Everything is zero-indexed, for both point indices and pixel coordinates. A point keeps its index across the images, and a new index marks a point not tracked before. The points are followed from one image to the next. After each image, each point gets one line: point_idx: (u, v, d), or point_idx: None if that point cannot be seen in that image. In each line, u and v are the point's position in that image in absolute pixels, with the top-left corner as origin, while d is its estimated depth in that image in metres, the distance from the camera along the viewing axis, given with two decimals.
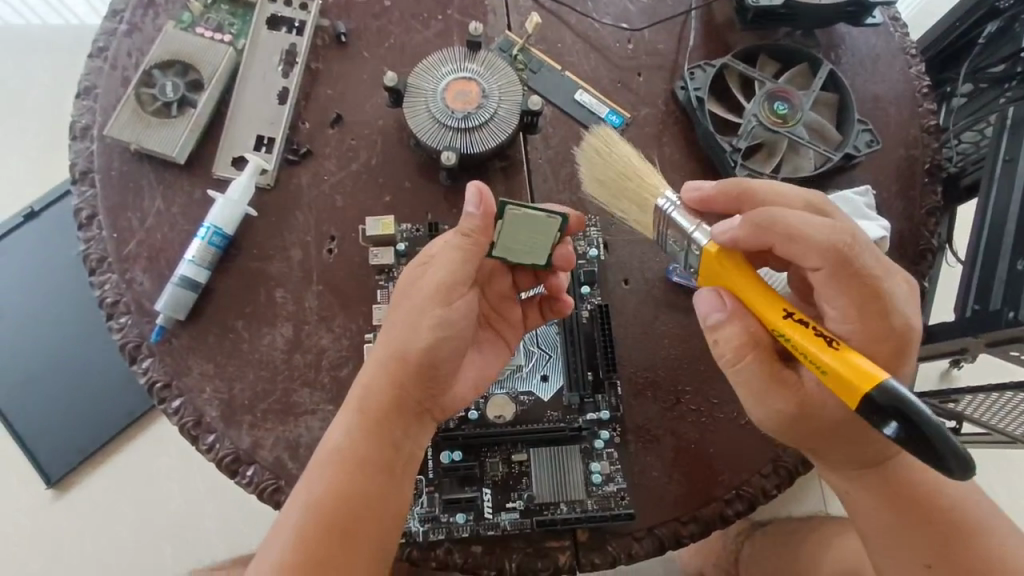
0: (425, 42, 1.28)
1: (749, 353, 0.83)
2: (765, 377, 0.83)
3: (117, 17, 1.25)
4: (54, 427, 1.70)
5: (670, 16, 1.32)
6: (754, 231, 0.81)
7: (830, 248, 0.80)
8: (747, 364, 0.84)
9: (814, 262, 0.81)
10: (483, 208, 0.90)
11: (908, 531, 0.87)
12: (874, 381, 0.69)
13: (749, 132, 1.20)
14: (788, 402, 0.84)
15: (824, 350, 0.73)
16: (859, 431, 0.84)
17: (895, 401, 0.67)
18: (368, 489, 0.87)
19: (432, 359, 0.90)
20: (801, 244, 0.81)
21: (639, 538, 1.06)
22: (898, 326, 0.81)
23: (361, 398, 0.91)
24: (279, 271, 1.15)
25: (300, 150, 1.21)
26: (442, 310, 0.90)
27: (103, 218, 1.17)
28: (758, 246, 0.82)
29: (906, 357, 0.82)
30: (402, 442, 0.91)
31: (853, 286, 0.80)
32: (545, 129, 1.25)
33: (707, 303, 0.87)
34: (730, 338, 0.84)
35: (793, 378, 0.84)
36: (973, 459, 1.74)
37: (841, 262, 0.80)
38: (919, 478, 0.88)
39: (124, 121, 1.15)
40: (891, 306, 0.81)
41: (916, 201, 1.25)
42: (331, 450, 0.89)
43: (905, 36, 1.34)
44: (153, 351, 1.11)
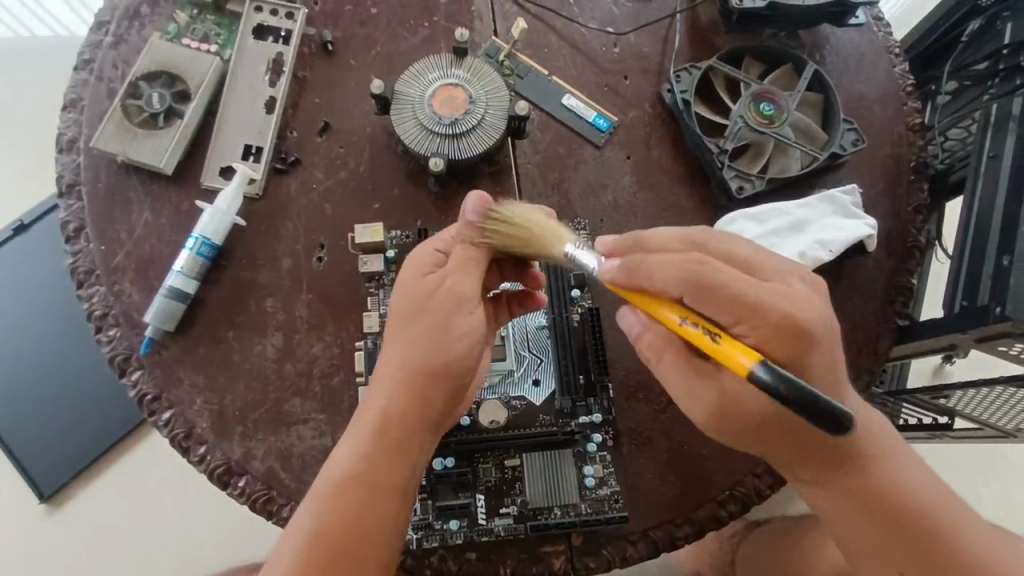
0: (412, 49, 1.28)
1: (666, 351, 0.90)
2: (688, 376, 0.88)
3: (103, 29, 1.25)
4: (47, 442, 1.69)
5: (656, 19, 1.33)
6: (626, 271, 0.85)
7: (677, 274, 0.82)
8: (665, 361, 0.90)
9: (676, 292, 0.83)
10: (484, 207, 0.93)
11: (881, 535, 0.85)
12: (749, 368, 0.74)
13: (736, 133, 1.20)
14: (711, 395, 0.87)
15: (710, 343, 0.79)
16: (785, 423, 0.85)
17: (775, 380, 0.72)
18: (378, 513, 0.87)
19: (450, 376, 0.90)
20: (658, 276, 0.83)
21: (634, 541, 1.06)
22: (781, 315, 0.80)
23: (379, 420, 0.89)
24: (269, 280, 1.15)
25: (288, 158, 1.21)
26: (470, 322, 0.91)
27: (91, 230, 1.16)
28: (636, 285, 0.85)
29: (807, 349, 0.81)
30: (416, 462, 0.91)
31: (718, 298, 0.81)
32: (533, 134, 1.26)
33: (627, 320, 0.94)
34: (652, 340, 0.91)
35: (718, 374, 0.86)
36: (966, 453, 1.75)
37: (696, 282, 0.81)
38: (891, 481, 0.87)
39: (110, 133, 1.15)
40: (761, 303, 0.81)
41: (903, 199, 1.25)
42: (345, 467, 0.88)
43: (888, 35, 1.35)
44: (142, 364, 1.11)
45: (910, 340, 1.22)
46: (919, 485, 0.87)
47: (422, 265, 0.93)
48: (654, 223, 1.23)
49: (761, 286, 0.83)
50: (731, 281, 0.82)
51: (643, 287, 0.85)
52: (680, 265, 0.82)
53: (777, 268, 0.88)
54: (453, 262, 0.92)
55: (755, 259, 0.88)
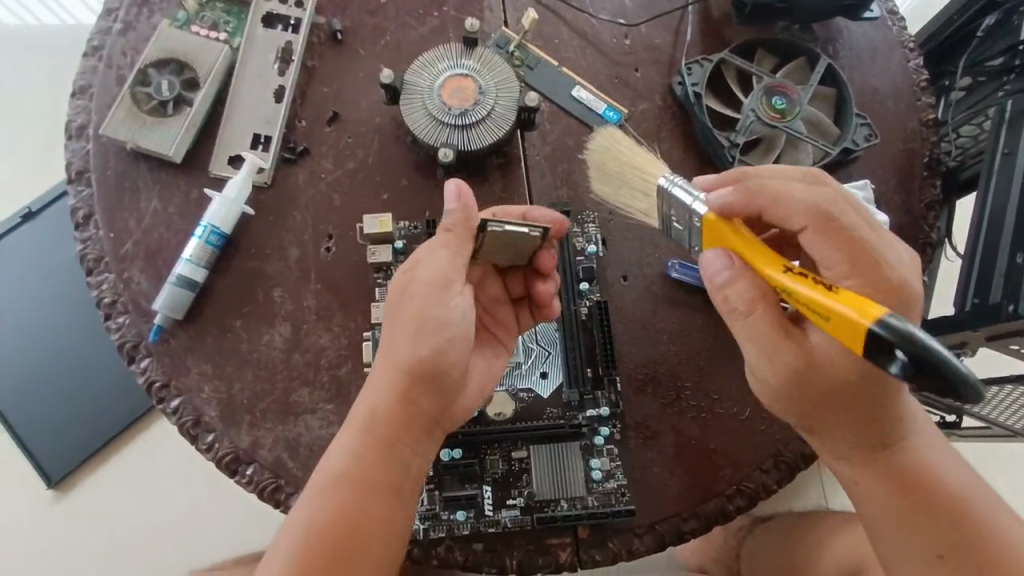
0: (422, 39, 1.27)
1: (760, 304, 0.84)
2: (774, 332, 0.83)
3: (112, 16, 1.24)
4: (54, 429, 1.70)
5: (667, 11, 1.32)
6: (743, 196, 0.87)
7: (815, 205, 0.84)
8: (757, 316, 0.83)
9: (803, 221, 0.84)
10: (458, 204, 0.93)
11: (918, 518, 0.83)
12: (871, 321, 0.69)
13: (748, 127, 1.20)
14: (793, 354, 0.82)
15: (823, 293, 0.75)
16: (869, 393, 0.83)
17: (895, 333, 0.66)
18: (368, 510, 0.86)
19: (434, 370, 0.89)
20: (785, 205, 0.85)
21: (639, 534, 1.06)
22: (898, 279, 0.81)
23: (364, 415, 0.89)
24: (277, 270, 1.15)
25: (297, 148, 1.20)
26: (441, 309, 0.89)
27: (100, 218, 1.16)
28: (752, 209, 0.87)
29: (906, 315, 0.80)
30: (409, 458, 0.90)
31: (844, 236, 0.83)
32: (543, 125, 1.25)
33: (712, 263, 0.86)
34: (739, 294, 0.84)
35: (806, 338, 0.83)
36: (973, 452, 1.75)
37: (825, 215, 0.83)
38: (925, 465, 0.86)
39: (119, 120, 1.15)
40: (885, 260, 0.82)
41: (915, 194, 1.24)
42: (332, 470, 0.87)
43: (903, 29, 1.34)
44: (151, 351, 1.11)
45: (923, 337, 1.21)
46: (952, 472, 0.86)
47: (404, 265, 0.95)
48: None
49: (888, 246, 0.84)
50: (860, 231, 0.83)
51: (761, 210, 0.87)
52: (823, 202, 0.84)
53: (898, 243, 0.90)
54: (435, 257, 0.92)
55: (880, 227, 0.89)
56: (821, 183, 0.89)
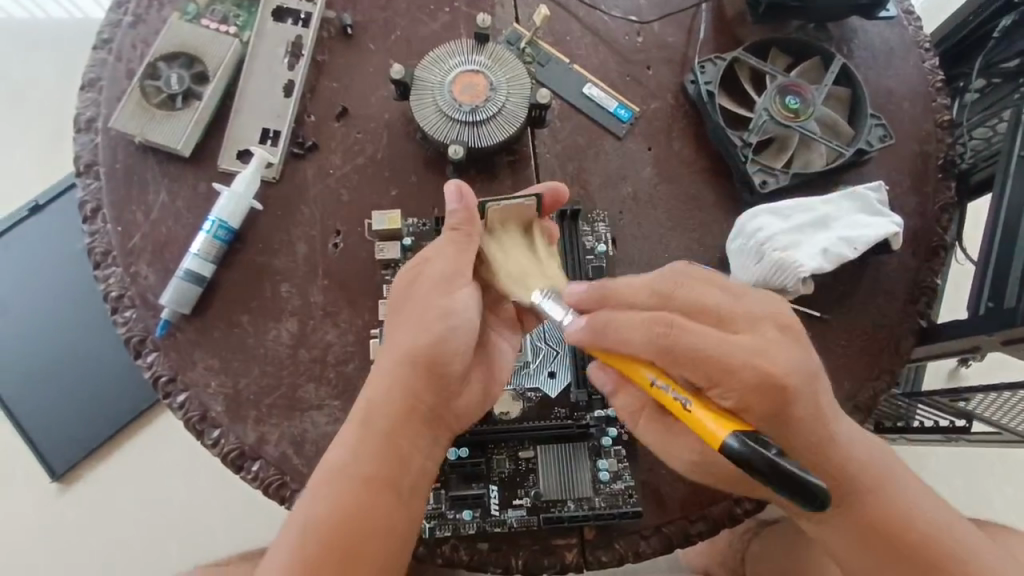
0: (432, 35, 1.27)
1: (643, 415, 0.94)
2: (663, 434, 0.93)
3: (122, 9, 1.24)
4: (60, 422, 1.70)
5: (680, 9, 1.31)
6: (591, 330, 0.85)
7: (649, 340, 0.82)
8: (642, 427, 0.94)
9: (644, 351, 0.82)
10: (458, 202, 0.93)
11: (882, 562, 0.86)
12: (721, 440, 0.74)
13: (760, 127, 1.18)
14: (695, 454, 0.90)
15: (683, 409, 0.80)
16: None
17: (746, 449, 0.71)
18: (370, 506, 0.85)
19: (437, 363, 0.88)
20: (628, 344, 0.83)
21: (646, 536, 1.05)
22: (756, 380, 0.79)
23: (366, 409, 0.89)
24: (284, 265, 1.14)
25: (306, 143, 1.19)
26: (445, 300, 0.89)
27: (108, 211, 1.16)
28: (602, 345, 0.85)
29: (782, 413, 0.80)
30: (412, 454, 0.89)
31: (694, 362, 0.80)
32: (553, 122, 1.24)
33: (600, 379, 0.96)
34: (629, 403, 0.95)
35: (683, 431, 0.91)
36: (981, 457, 1.73)
37: (667, 347, 0.81)
38: (881, 510, 0.86)
39: (129, 113, 1.14)
40: (739, 366, 0.79)
41: (930, 197, 1.23)
42: (333, 465, 0.87)
43: (919, 29, 1.32)
44: (158, 346, 1.11)
45: (935, 341, 1.20)
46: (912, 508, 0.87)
47: (412, 262, 0.95)
48: (676, 216, 1.21)
49: (727, 344, 0.80)
50: (705, 345, 0.80)
51: (607, 346, 0.85)
52: (656, 320, 0.82)
53: (752, 311, 0.85)
54: (441, 250, 0.92)
55: (730, 310, 0.84)
56: (665, 301, 0.85)
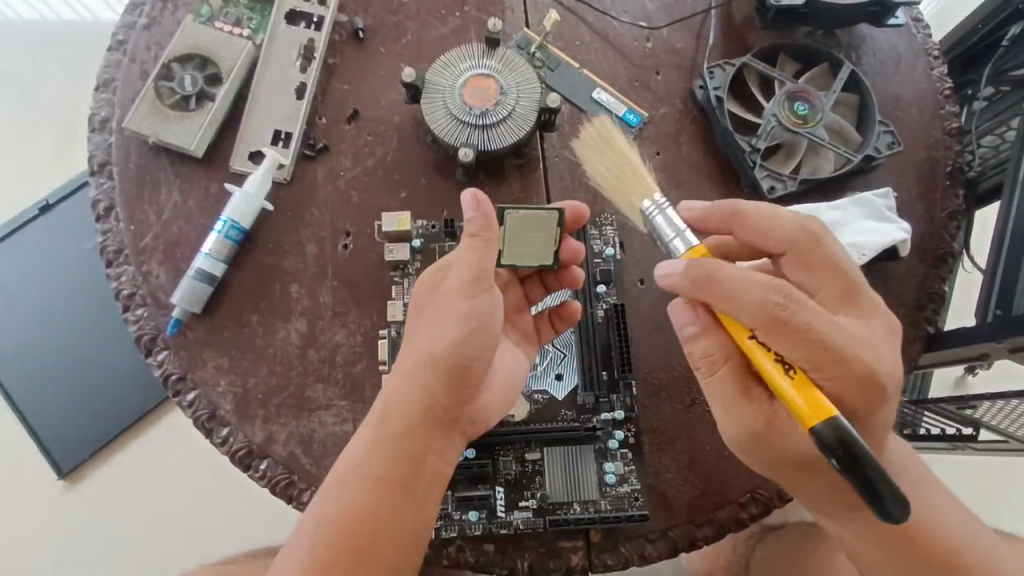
0: (443, 38, 1.28)
1: (723, 366, 0.87)
2: (734, 393, 0.87)
3: (137, 11, 1.25)
4: (68, 419, 1.71)
5: (689, 15, 1.31)
6: (694, 285, 0.83)
7: (762, 310, 0.79)
8: (720, 376, 0.87)
9: (750, 318, 0.79)
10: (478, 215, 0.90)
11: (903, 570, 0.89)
12: (811, 420, 0.73)
13: (769, 132, 1.19)
14: (757, 420, 0.86)
15: (780, 380, 0.79)
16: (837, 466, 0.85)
17: (841, 433, 0.71)
18: (384, 509, 0.86)
19: (455, 366, 0.88)
20: (736, 304, 0.80)
21: (652, 540, 1.06)
22: (859, 370, 0.79)
23: (383, 410, 0.90)
24: (294, 265, 1.15)
25: (317, 145, 1.21)
26: (468, 304, 0.89)
27: (120, 210, 1.17)
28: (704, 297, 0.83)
29: (874, 403, 0.81)
30: (427, 456, 0.90)
31: (796, 335, 0.78)
32: (562, 126, 1.25)
33: (681, 316, 0.90)
34: (704, 349, 0.88)
35: (767, 401, 0.86)
36: (987, 466, 1.73)
37: (777, 321, 0.78)
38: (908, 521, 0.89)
39: (142, 114, 1.16)
40: (848, 351, 0.79)
41: (937, 204, 1.23)
42: (348, 465, 0.87)
43: (927, 37, 1.33)
44: (168, 344, 1.12)
45: (941, 348, 1.20)
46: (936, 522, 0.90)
47: (436, 268, 0.95)
48: None
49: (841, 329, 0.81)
50: (816, 324, 0.79)
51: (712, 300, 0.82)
52: (769, 298, 0.79)
53: (868, 304, 0.88)
54: (456, 255, 0.92)
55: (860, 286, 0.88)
56: (803, 255, 0.89)
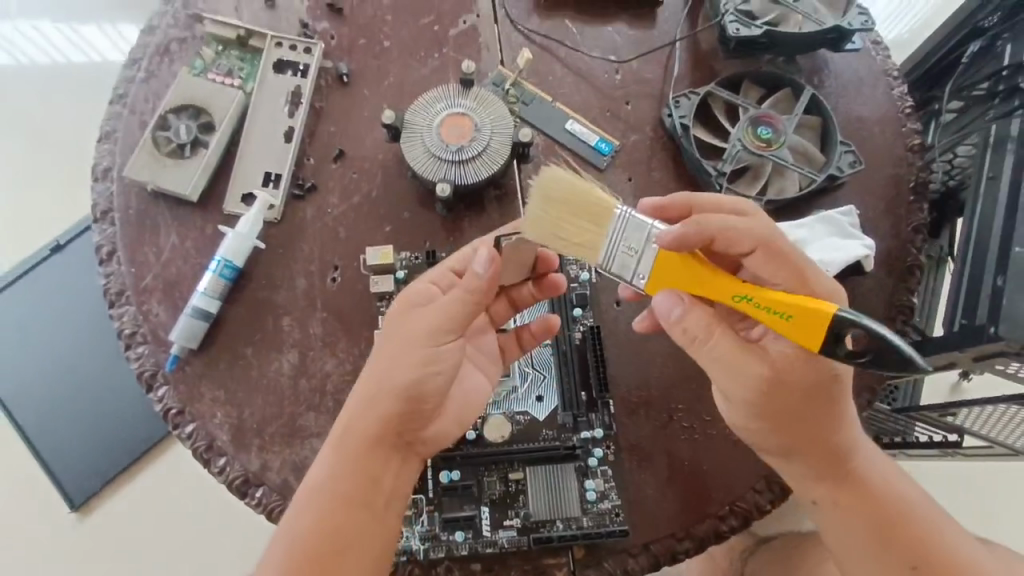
0: (423, 79, 1.35)
1: (716, 329, 0.91)
2: (737, 349, 0.90)
3: (136, 66, 1.34)
4: (78, 453, 1.77)
5: (657, 47, 1.38)
6: (696, 228, 0.87)
7: (759, 234, 0.91)
8: (717, 340, 0.91)
9: (748, 247, 0.91)
10: (493, 268, 0.93)
11: (883, 530, 0.93)
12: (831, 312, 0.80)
13: (734, 156, 1.24)
14: (762, 369, 0.89)
15: (782, 300, 0.83)
16: (830, 403, 0.91)
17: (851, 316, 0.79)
18: (348, 522, 0.91)
19: (413, 396, 0.93)
20: (735, 231, 0.90)
21: (634, 555, 1.09)
22: (833, 290, 0.90)
23: (344, 430, 0.94)
24: (286, 300, 1.21)
25: (305, 184, 1.27)
26: (429, 348, 0.94)
27: (122, 253, 1.24)
28: (705, 236, 0.88)
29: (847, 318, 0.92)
30: (383, 473, 0.94)
31: (783, 259, 0.90)
32: (537, 157, 1.31)
33: (669, 298, 0.91)
34: (698, 321, 0.91)
35: (763, 347, 0.91)
36: (981, 471, 1.74)
37: (771, 243, 0.91)
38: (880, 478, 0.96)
39: (141, 163, 1.23)
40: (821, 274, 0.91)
41: (903, 218, 1.28)
42: (313, 483, 0.93)
43: (887, 58, 1.38)
44: (168, 379, 1.18)
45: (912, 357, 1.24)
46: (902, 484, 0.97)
47: (410, 299, 0.98)
48: None
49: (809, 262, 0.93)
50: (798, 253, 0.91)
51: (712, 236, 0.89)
52: (760, 228, 0.91)
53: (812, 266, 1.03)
54: (434, 305, 0.96)
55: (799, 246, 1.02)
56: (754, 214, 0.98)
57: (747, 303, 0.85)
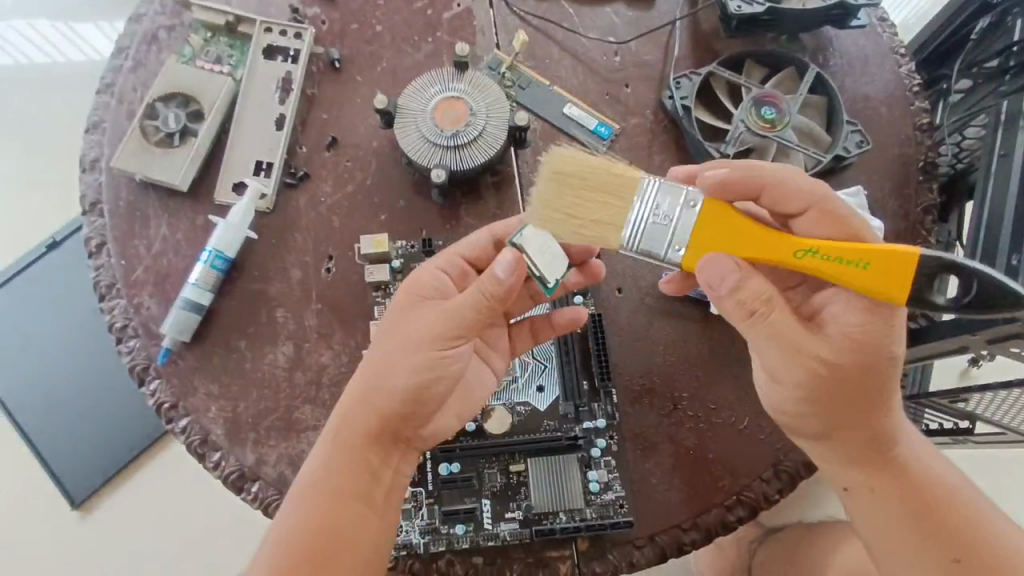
0: (417, 64, 1.32)
1: (779, 303, 0.86)
2: (797, 327, 0.86)
3: (123, 54, 1.31)
4: (75, 451, 1.75)
5: (656, 27, 1.35)
6: (742, 174, 0.90)
7: (814, 193, 0.89)
8: (779, 314, 0.86)
9: (798, 205, 0.90)
10: (516, 276, 0.89)
11: (926, 520, 0.89)
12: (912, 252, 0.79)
13: (737, 138, 1.21)
14: (818, 350, 0.86)
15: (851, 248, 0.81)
16: (878, 389, 0.89)
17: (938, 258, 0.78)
18: (346, 520, 0.88)
19: (419, 392, 0.91)
20: (788, 187, 0.90)
21: (639, 546, 1.06)
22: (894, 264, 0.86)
23: (342, 425, 0.92)
24: (280, 291, 1.19)
25: (298, 173, 1.24)
26: (434, 355, 0.91)
27: (112, 246, 1.21)
28: (750, 186, 0.90)
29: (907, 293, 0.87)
30: (382, 468, 0.92)
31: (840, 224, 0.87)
32: (535, 142, 1.28)
33: (722, 261, 0.84)
34: (758, 289, 0.84)
35: (822, 329, 0.88)
36: (992, 457, 1.71)
37: (828, 204, 0.88)
38: (921, 465, 0.93)
39: (130, 153, 1.21)
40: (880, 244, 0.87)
41: (912, 199, 1.24)
42: (311, 480, 0.90)
43: (893, 36, 1.34)
44: (160, 372, 1.15)
45: (921, 342, 1.21)
46: (945, 472, 0.94)
47: (421, 293, 0.97)
48: None
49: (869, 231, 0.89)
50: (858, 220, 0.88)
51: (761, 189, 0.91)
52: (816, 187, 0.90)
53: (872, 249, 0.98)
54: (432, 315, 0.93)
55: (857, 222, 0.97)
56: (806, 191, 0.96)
57: (812, 256, 0.83)
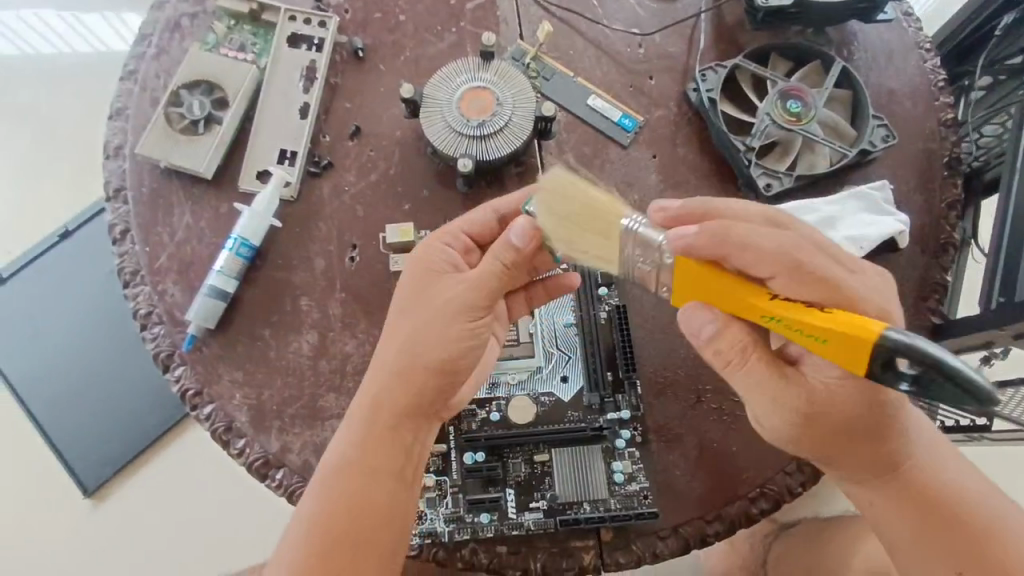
0: (440, 54, 1.31)
1: (755, 351, 0.84)
2: (771, 376, 0.85)
3: (146, 41, 1.30)
4: (90, 439, 1.75)
5: (680, 20, 1.34)
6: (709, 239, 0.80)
7: (784, 254, 0.79)
8: (753, 363, 0.85)
9: (772, 269, 0.79)
10: (533, 242, 0.93)
11: (933, 533, 0.88)
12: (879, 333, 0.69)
13: (763, 130, 1.20)
14: (800, 397, 0.85)
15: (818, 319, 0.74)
16: (874, 427, 0.85)
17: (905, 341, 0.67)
18: (379, 498, 0.89)
19: (451, 365, 0.92)
20: (753, 251, 0.79)
21: (663, 537, 1.07)
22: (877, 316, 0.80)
23: (371, 407, 0.92)
24: (303, 280, 1.19)
25: (321, 162, 1.24)
26: (471, 325, 0.93)
27: (136, 233, 1.21)
28: (716, 254, 0.80)
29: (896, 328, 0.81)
30: (413, 444, 0.93)
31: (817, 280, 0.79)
32: (559, 134, 1.27)
33: (698, 317, 0.85)
34: (730, 344, 0.84)
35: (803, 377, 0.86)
36: (1006, 454, 1.71)
37: (799, 266, 0.79)
38: (931, 479, 0.90)
39: (154, 140, 1.20)
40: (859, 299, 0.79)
41: (936, 194, 1.24)
42: (340, 461, 0.90)
43: (918, 30, 1.34)
44: (185, 359, 1.15)
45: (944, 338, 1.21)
46: (959, 480, 0.91)
47: (432, 269, 0.98)
48: None
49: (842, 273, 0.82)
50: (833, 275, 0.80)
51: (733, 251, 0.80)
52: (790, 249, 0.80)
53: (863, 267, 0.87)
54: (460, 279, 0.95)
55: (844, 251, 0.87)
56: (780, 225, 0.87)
57: (776, 323, 0.78)
